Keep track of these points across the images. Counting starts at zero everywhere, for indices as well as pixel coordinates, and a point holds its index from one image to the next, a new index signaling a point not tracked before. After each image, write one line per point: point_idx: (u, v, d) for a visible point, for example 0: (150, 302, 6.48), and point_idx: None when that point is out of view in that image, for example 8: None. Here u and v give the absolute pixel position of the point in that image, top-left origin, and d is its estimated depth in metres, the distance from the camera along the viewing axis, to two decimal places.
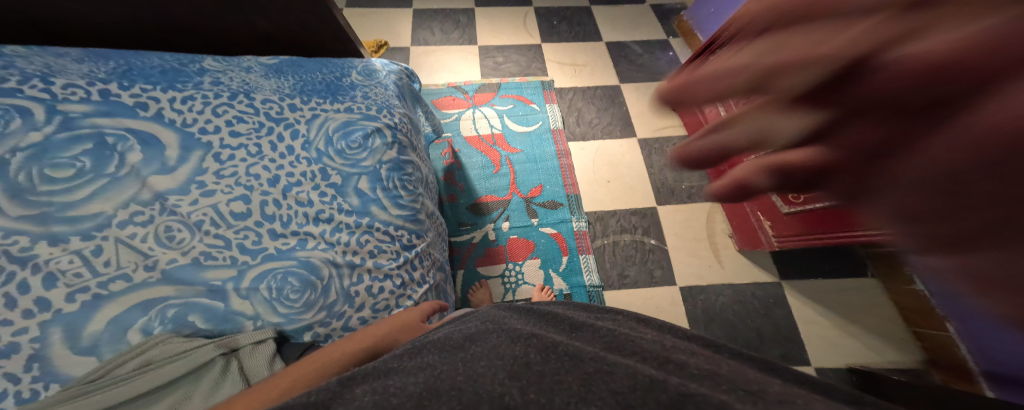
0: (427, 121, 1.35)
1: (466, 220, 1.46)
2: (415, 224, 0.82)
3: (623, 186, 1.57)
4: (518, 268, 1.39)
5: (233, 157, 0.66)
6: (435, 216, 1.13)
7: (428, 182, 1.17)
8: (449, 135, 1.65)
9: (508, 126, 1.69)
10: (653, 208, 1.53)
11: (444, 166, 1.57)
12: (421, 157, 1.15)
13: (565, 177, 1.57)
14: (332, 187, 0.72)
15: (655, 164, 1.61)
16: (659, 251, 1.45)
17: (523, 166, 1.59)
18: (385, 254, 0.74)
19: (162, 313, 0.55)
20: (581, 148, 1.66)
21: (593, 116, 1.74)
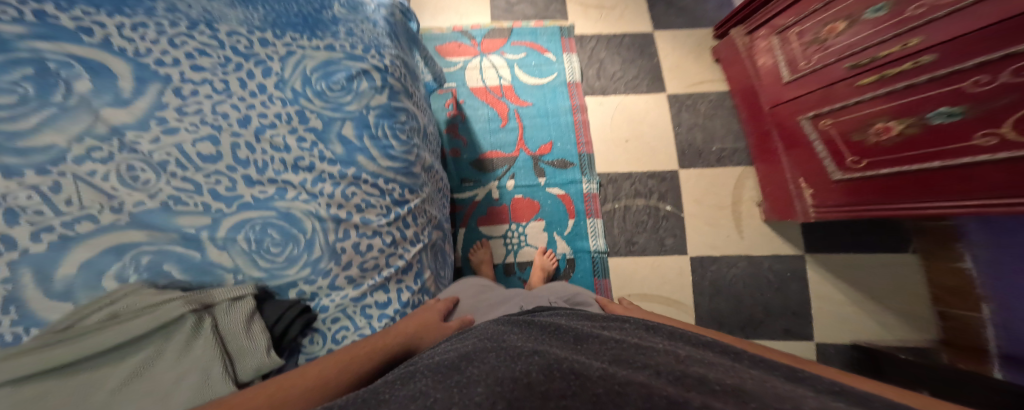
0: (429, 68, 1.23)
1: (469, 176, 1.39)
2: (409, 178, 0.77)
3: (642, 147, 1.44)
4: (521, 229, 1.35)
5: (197, 93, 0.59)
6: (436, 169, 1.06)
7: (430, 135, 1.09)
8: (453, 85, 1.51)
9: (518, 77, 1.53)
10: (675, 171, 1.40)
11: (447, 118, 1.46)
12: (422, 110, 1.07)
13: (579, 135, 1.45)
14: (312, 133, 0.65)
15: (682, 125, 1.45)
16: (673, 218, 1.37)
17: (533, 121, 1.47)
18: (373, 207, 0.70)
19: (137, 259, 0.53)
20: (599, 104, 1.50)
21: (616, 69, 1.54)
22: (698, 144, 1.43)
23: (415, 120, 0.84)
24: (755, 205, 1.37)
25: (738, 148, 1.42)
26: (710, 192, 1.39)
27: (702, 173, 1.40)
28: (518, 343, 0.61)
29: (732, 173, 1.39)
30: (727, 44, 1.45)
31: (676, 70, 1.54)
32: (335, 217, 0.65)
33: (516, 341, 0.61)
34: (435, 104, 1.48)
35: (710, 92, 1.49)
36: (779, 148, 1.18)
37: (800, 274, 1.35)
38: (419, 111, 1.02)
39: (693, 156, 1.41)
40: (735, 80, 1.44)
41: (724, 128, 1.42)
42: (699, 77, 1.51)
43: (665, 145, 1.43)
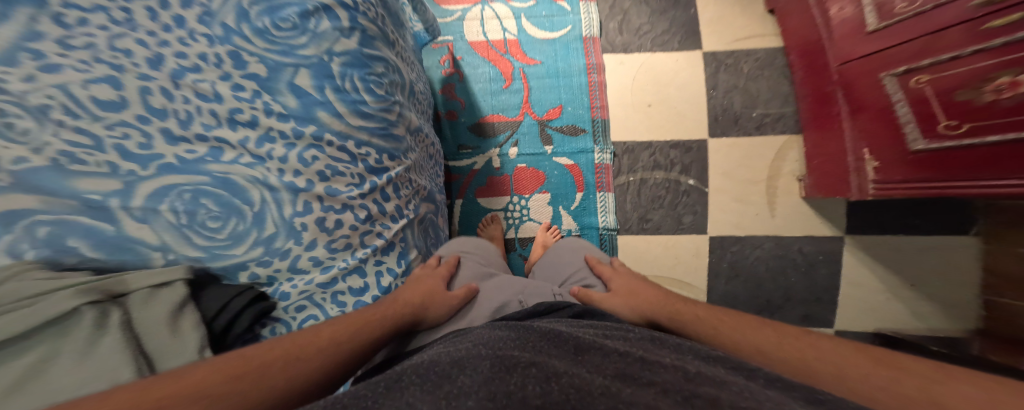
0: (420, 13, 1.06)
1: (467, 142, 1.25)
2: (386, 142, 0.65)
3: (666, 111, 1.25)
4: (524, 202, 1.23)
5: (88, 24, 0.46)
6: (427, 133, 0.93)
7: (419, 93, 0.95)
8: (450, 38, 1.31)
9: (526, 29, 1.31)
10: (704, 141, 1.22)
11: (443, 77, 1.29)
12: (409, 65, 0.92)
13: (593, 99, 1.26)
14: (253, 81, 0.52)
15: (717, 89, 1.23)
16: (695, 194, 1.21)
17: (541, 82, 1.28)
18: (338, 175, 0.58)
19: (31, 231, 0.44)
20: (620, 63, 1.29)
21: (644, 22, 1.30)
22: (735, 109, 1.22)
23: (395, 74, 0.70)
24: (797, 180, 1.18)
25: (785, 114, 1.20)
26: (743, 165, 1.20)
27: (737, 143, 1.21)
28: (506, 347, 0.52)
29: (772, 143, 1.19)
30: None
31: (717, 24, 1.28)
32: (289, 186, 0.54)
33: (511, 349, 0.52)
34: (429, 60, 1.30)
35: (757, 48, 1.24)
36: (840, 114, 0.98)
37: (834, 258, 1.19)
38: (406, 67, 0.87)
39: (730, 122, 1.22)
40: (787, 33, 1.17)
41: (770, 93, 1.18)
42: (744, 31, 1.26)
43: (694, 111, 1.24)
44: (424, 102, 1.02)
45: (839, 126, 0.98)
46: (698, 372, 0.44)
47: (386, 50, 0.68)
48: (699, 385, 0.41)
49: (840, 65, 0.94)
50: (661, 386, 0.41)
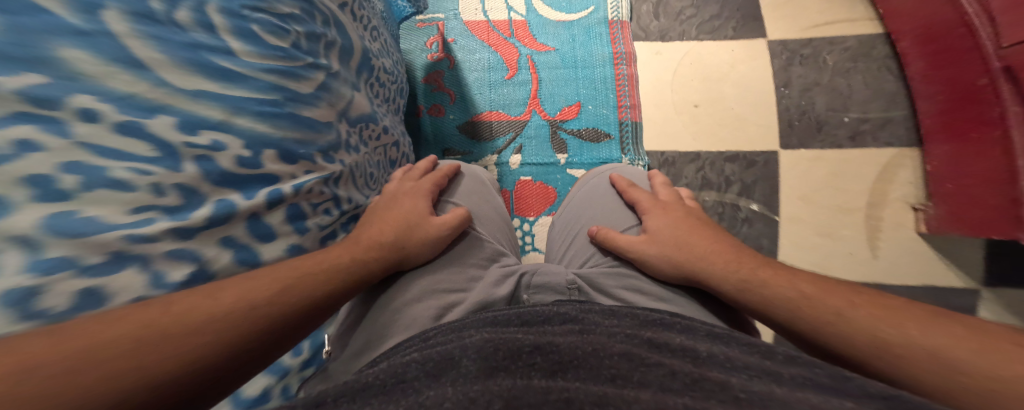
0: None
1: (455, 146, 0.94)
2: (269, 128, 0.32)
3: (719, 112, 0.91)
4: (525, 227, 0.88)
5: None
6: (390, 126, 0.60)
7: (383, 72, 0.63)
8: (441, 16, 1.03)
9: (536, 10, 1.02)
10: (775, 153, 0.86)
11: (427, 63, 0.99)
12: (371, 31, 0.61)
13: (621, 96, 0.94)
14: None
15: (791, 87, 0.90)
16: (761, 223, 0.83)
17: (553, 73, 0.97)
18: (108, 186, 0.24)
19: None
20: (656, 53, 0.97)
21: (687, 5, 0.99)
22: (819, 111, 0.88)
23: (319, 25, 0.40)
24: (911, 209, 0.80)
25: (894, 119, 0.85)
26: (833, 189, 0.83)
27: (820, 156, 0.85)
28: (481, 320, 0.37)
29: (878, 159, 0.84)
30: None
31: (786, 9, 0.96)
32: None
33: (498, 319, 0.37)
34: (411, 41, 1.00)
35: (846, 36, 0.92)
36: (995, 100, 0.63)
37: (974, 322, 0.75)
38: (363, 31, 0.56)
39: (811, 130, 0.87)
40: (897, 16, 0.86)
41: (867, 91, 0.88)
42: (825, 15, 0.95)
43: (757, 113, 0.90)
44: (393, 86, 0.69)
45: (999, 126, 0.62)
46: (727, 355, 0.29)
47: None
48: (725, 374, 0.26)
49: (976, 23, 0.65)
50: (669, 374, 0.26)
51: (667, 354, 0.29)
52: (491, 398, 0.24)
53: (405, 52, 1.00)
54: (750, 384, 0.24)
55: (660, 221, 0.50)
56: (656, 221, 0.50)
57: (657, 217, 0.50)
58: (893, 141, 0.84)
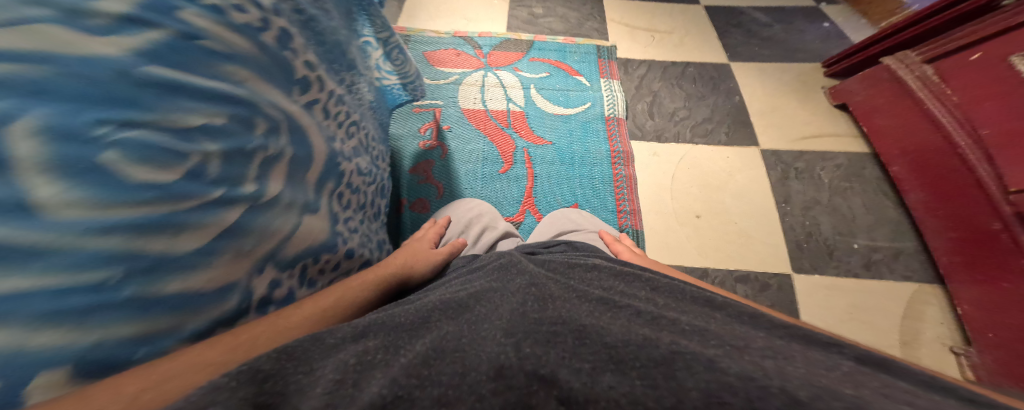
0: (393, 56, 0.48)
1: None
2: (125, 294, 0.16)
3: (724, 228, 0.64)
4: None
5: None
6: (361, 246, 0.37)
7: (364, 176, 0.39)
8: (440, 102, 0.75)
9: (535, 101, 0.77)
10: (787, 275, 0.60)
11: (415, 151, 0.68)
12: (352, 120, 0.38)
13: (620, 200, 0.66)
14: None
15: (792, 203, 0.67)
16: None
17: (549, 170, 0.68)
18: None
19: None
20: (652, 154, 0.72)
21: (680, 106, 0.79)
22: (826, 234, 0.64)
23: (259, 132, 0.23)
24: (948, 352, 0.53)
25: (906, 252, 0.62)
26: (858, 325, 0.56)
27: (837, 284, 0.59)
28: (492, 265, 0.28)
29: (900, 296, 0.58)
30: (875, 83, 0.74)
31: (771, 117, 0.79)
32: None
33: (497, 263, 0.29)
34: (398, 127, 0.71)
35: (833, 152, 0.74)
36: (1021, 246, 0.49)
37: None
38: (335, 121, 0.34)
39: (822, 253, 0.62)
40: (882, 135, 0.71)
41: (868, 215, 0.66)
42: (810, 126, 0.77)
43: (764, 229, 0.64)
44: (379, 187, 0.45)
45: None
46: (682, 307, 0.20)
47: (248, 83, 0.24)
48: (682, 316, 0.18)
49: (996, 174, 0.52)
50: (631, 314, 0.18)
51: (632, 298, 0.20)
52: (494, 329, 0.17)
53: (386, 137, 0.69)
54: (698, 324, 0.17)
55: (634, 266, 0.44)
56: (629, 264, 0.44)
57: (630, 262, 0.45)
58: (912, 274, 0.60)
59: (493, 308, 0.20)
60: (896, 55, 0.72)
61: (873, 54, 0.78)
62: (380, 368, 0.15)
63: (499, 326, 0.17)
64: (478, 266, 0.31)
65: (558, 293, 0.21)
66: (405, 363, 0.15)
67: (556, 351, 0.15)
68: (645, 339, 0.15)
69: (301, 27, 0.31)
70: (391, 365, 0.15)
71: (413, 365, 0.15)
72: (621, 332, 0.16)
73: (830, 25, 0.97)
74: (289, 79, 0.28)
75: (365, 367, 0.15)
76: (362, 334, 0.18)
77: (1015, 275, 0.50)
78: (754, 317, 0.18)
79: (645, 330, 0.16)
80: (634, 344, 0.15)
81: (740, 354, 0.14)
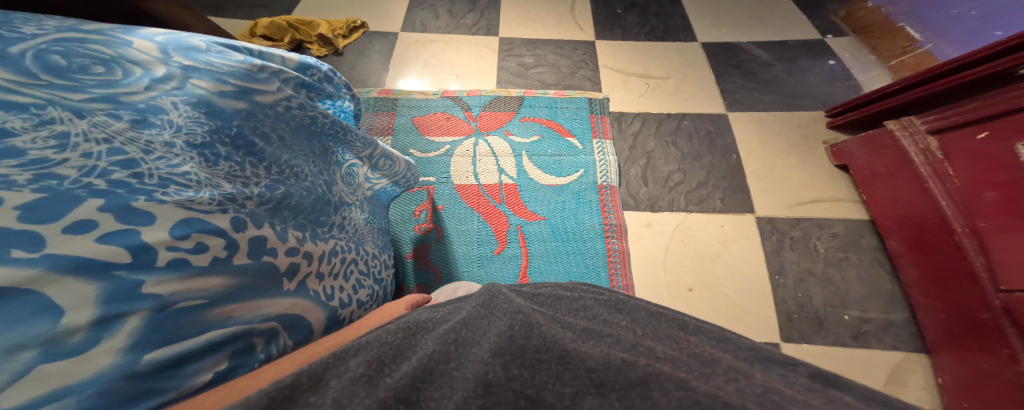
0: (381, 165, 0.49)
1: None
2: None
3: (716, 301, 0.67)
4: None
5: None
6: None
7: (365, 304, 0.41)
8: (432, 180, 0.78)
9: (527, 171, 0.80)
10: (776, 344, 0.63)
11: (413, 236, 0.71)
12: (348, 260, 0.39)
13: (613, 275, 0.69)
14: None
15: (786, 275, 0.70)
16: None
17: (544, 248, 0.71)
18: None
19: None
20: (646, 225, 0.75)
21: (674, 170, 0.83)
22: (816, 306, 0.66)
23: (257, 348, 0.24)
24: None
25: (897, 324, 0.64)
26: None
27: (824, 351, 0.62)
28: (485, 299, 0.30)
29: (887, 364, 0.60)
30: (877, 148, 0.76)
31: (769, 179, 0.83)
32: None
33: (501, 291, 0.31)
34: (396, 210, 0.74)
35: (831, 217, 0.78)
36: (1006, 338, 0.51)
37: None
38: (332, 281, 0.35)
39: (811, 325, 0.64)
40: (879, 204, 0.74)
41: (861, 288, 0.68)
42: (809, 190, 0.82)
43: (755, 301, 0.67)
44: (380, 300, 0.47)
45: (1012, 366, 0.49)
46: (659, 332, 0.23)
47: (237, 314, 0.23)
48: (658, 344, 0.21)
49: (988, 265, 0.54)
50: (611, 341, 0.21)
51: (615, 328, 0.23)
52: (504, 353, 0.20)
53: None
54: (672, 351, 0.20)
55: None
56: None
57: None
58: (900, 344, 0.62)
59: (480, 334, 0.23)
60: (902, 119, 0.73)
61: (881, 110, 0.80)
62: (372, 386, 0.18)
63: (488, 350, 0.20)
64: (481, 292, 0.32)
65: (541, 320, 0.24)
66: (396, 382, 0.18)
67: (530, 374, 0.18)
68: (623, 361, 0.19)
69: (269, 216, 0.28)
70: (380, 384, 0.18)
71: (403, 385, 0.18)
72: (601, 356, 0.19)
73: (836, 62, 1.04)
74: (276, 277, 0.27)
75: (359, 384, 0.18)
76: (377, 357, 0.21)
77: (993, 358, 0.52)
78: (725, 350, 0.22)
79: (625, 355, 0.19)
80: (613, 368, 0.18)
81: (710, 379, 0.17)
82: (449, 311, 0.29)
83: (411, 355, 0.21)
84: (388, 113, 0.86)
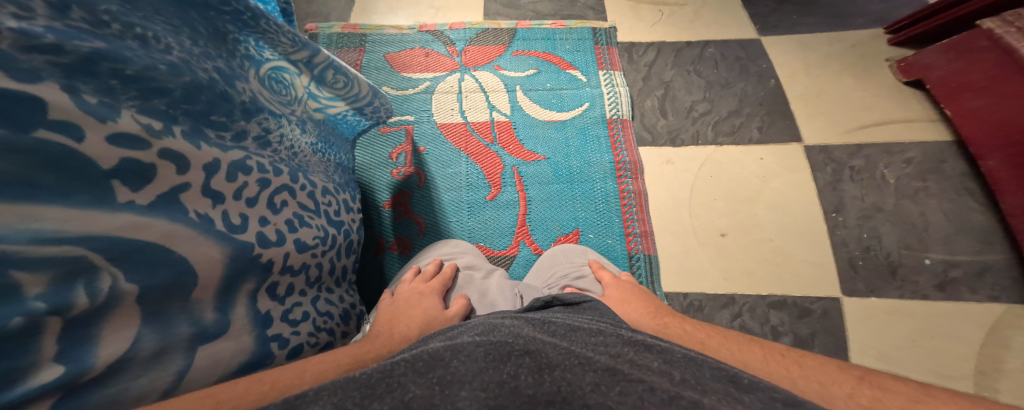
0: (330, 80, 0.38)
1: None
2: None
3: (756, 246, 0.57)
4: None
5: None
6: (314, 333, 0.32)
7: (310, 249, 0.32)
8: (411, 118, 0.68)
9: (522, 107, 0.69)
10: (835, 299, 0.52)
11: (390, 182, 0.62)
12: (273, 186, 0.29)
13: (628, 221, 0.59)
14: None
15: (846, 214, 0.58)
16: None
17: (544, 191, 0.61)
18: None
19: None
20: (667, 162, 0.64)
21: (699, 99, 0.70)
22: (887, 248, 0.55)
23: (29, 291, 0.15)
24: None
25: (995, 267, 0.53)
26: (924, 357, 0.48)
27: (899, 307, 0.51)
28: (479, 330, 0.23)
29: (980, 318, 0.49)
30: (962, 55, 0.62)
31: (822, 103, 0.68)
32: None
33: (501, 324, 0.24)
34: (367, 153, 0.64)
35: (903, 142, 0.63)
36: None
37: None
38: (241, 208, 0.26)
39: (882, 273, 0.53)
40: (973, 118, 0.59)
41: (945, 223, 0.56)
42: (872, 112, 0.67)
43: (804, 245, 0.57)
44: (343, 249, 0.38)
45: None
46: (704, 380, 0.16)
47: None
48: (704, 396, 0.15)
49: None
50: (642, 390, 0.15)
51: (642, 370, 0.17)
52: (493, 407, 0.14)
53: (356, 167, 0.63)
54: (726, 408, 0.14)
55: (620, 297, 0.40)
56: (627, 291, 0.41)
57: (620, 296, 0.40)
58: (1000, 294, 0.51)
59: (470, 366, 0.17)
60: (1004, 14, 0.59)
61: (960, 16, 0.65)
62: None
63: (479, 400, 0.14)
64: (471, 325, 0.26)
65: (553, 357, 0.17)
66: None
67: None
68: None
69: (60, 75, 0.17)
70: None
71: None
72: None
73: None
74: (90, 179, 0.18)
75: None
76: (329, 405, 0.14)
77: None
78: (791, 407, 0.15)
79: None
80: None
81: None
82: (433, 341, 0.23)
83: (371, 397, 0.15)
84: (356, 50, 0.76)
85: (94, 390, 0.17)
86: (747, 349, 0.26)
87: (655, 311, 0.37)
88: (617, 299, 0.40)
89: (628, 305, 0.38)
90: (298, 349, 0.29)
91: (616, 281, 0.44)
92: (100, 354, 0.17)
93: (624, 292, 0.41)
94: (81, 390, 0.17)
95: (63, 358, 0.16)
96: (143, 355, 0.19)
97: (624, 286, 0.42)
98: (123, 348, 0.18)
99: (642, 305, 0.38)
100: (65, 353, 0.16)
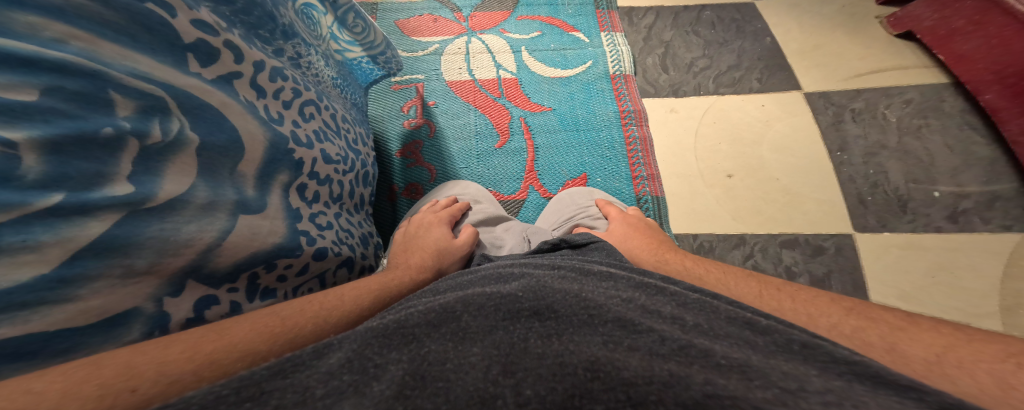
0: (350, 23, 0.44)
1: None
2: None
3: (763, 185, 0.56)
4: None
5: None
6: (337, 243, 0.31)
7: (334, 163, 0.33)
8: (421, 77, 0.66)
9: (528, 65, 0.68)
10: (847, 235, 0.51)
11: (401, 132, 0.60)
12: (302, 97, 0.31)
13: (636, 165, 0.58)
14: None
15: (850, 152, 0.58)
16: None
17: (551, 140, 0.60)
18: None
19: None
20: (671, 111, 0.63)
21: (699, 55, 0.69)
22: (895, 183, 0.54)
23: (119, 112, 0.18)
24: None
25: (1004, 196, 0.51)
26: (948, 296, 0.46)
27: (914, 241, 0.50)
28: (489, 282, 0.23)
29: (997, 251, 0.48)
30: (949, 4, 0.62)
31: (816, 55, 0.68)
32: None
33: (511, 272, 0.24)
34: (378, 107, 0.63)
35: (900, 85, 0.63)
36: None
37: None
38: (277, 106, 0.28)
39: (892, 207, 0.53)
40: (963, 61, 0.59)
41: (951, 156, 0.55)
42: (867, 61, 0.66)
43: (813, 184, 0.55)
44: (360, 176, 0.38)
45: None
46: (717, 325, 0.16)
47: (77, 44, 0.17)
48: (713, 343, 0.15)
49: None
50: (651, 342, 0.14)
51: (652, 317, 0.16)
52: (499, 361, 0.14)
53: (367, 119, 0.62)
54: (737, 354, 0.14)
55: (626, 232, 0.40)
56: (637, 224, 0.42)
57: (626, 230, 0.41)
58: (1013, 224, 0.50)
59: (479, 319, 0.16)
60: None
61: None
62: (351, 396, 0.12)
63: (491, 356, 0.14)
64: (480, 274, 0.25)
65: (565, 308, 0.17)
66: (377, 394, 0.12)
67: (562, 397, 0.12)
68: (671, 376, 0.12)
69: None
70: (363, 394, 0.12)
71: (386, 398, 0.12)
72: (641, 366, 0.13)
73: None
74: (174, 44, 0.22)
75: (334, 396, 0.12)
76: (346, 346, 0.14)
77: None
78: (808, 348, 0.14)
79: (670, 365, 0.13)
80: (658, 383, 0.12)
81: (792, 401, 0.11)
82: (443, 293, 0.23)
83: (385, 340, 0.15)
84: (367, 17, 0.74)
85: (153, 220, 0.18)
86: (744, 284, 0.26)
87: (661, 246, 0.37)
88: (621, 234, 0.40)
89: (631, 239, 0.39)
90: (324, 252, 0.28)
91: (623, 214, 0.44)
92: (162, 187, 0.18)
93: (630, 224, 0.42)
94: (146, 216, 0.18)
95: (132, 181, 0.18)
96: (197, 203, 0.20)
97: (631, 219, 0.43)
98: (182, 190, 0.19)
99: (647, 240, 0.38)
100: (134, 177, 0.18)
